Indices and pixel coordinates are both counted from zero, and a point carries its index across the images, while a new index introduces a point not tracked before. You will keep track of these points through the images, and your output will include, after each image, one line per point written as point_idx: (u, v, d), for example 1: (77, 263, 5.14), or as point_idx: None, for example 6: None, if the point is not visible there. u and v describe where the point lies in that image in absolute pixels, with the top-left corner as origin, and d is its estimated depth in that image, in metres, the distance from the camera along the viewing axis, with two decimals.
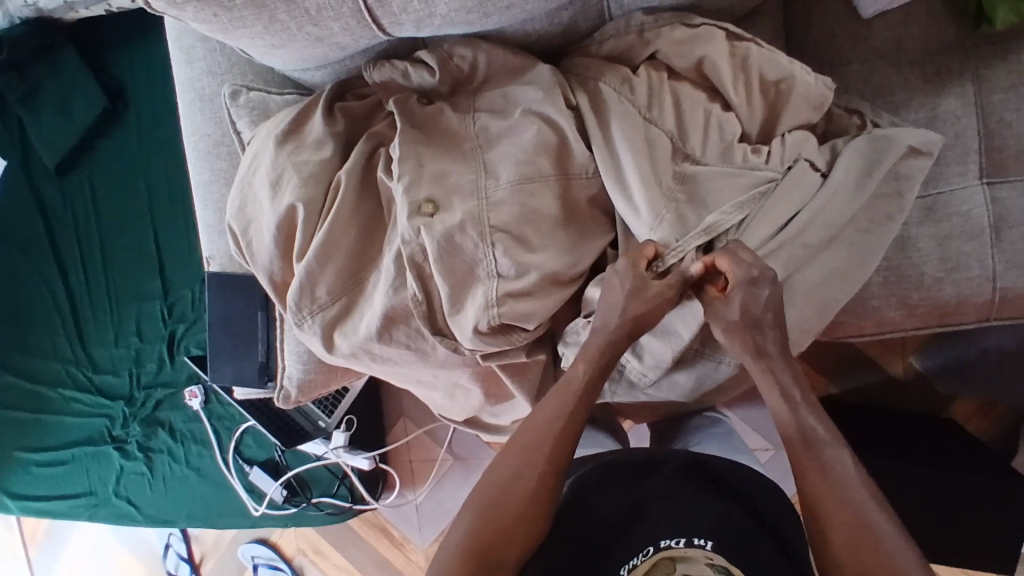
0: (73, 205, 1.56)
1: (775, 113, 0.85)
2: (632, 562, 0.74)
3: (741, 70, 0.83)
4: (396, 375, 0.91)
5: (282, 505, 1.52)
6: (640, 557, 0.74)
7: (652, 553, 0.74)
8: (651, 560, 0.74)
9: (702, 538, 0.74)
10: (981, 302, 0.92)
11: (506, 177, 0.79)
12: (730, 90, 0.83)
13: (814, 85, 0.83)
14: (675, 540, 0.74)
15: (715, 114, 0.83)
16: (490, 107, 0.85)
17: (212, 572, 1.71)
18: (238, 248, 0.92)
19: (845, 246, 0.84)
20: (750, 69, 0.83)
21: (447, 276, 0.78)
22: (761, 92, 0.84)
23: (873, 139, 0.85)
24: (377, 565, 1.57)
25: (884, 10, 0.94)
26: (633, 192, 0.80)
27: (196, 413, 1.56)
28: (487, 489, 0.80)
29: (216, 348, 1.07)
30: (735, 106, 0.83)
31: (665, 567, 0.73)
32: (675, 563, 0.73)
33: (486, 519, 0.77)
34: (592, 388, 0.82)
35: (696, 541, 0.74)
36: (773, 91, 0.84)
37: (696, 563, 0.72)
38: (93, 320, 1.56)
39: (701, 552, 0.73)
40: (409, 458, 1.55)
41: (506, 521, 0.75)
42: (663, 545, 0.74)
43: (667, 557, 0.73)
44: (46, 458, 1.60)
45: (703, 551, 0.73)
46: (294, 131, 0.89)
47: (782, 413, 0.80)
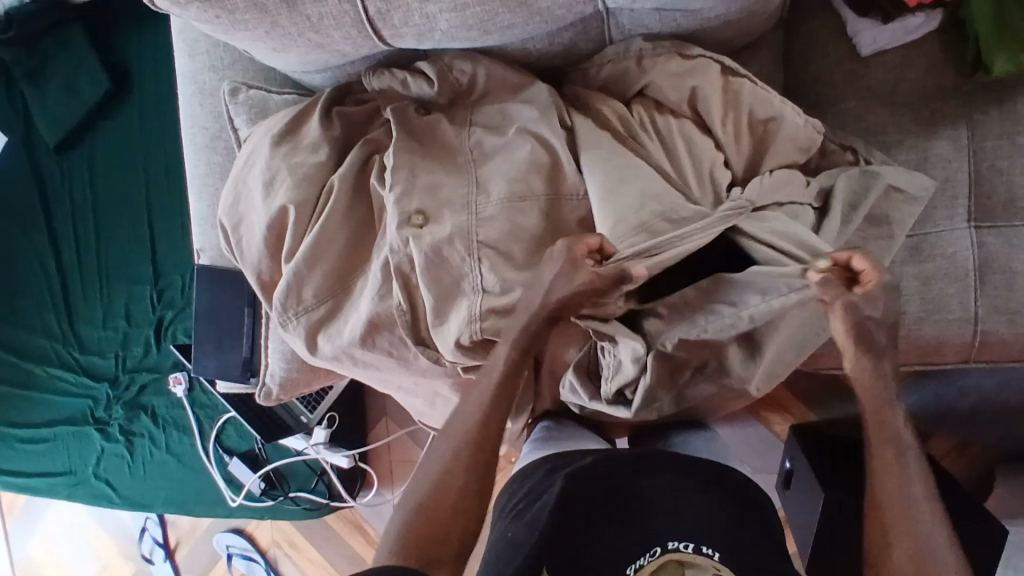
0: (71, 184, 1.57)
1: (762, 151, 0.85)
2: (638, 562, 0.78)
3: (731, 106, 0.83)
4: (376, 379, 0.92)
5: (259, 498, 1.52)
6: (647, 557, 0.79)
7: (658, 555, 0.79)
8: (658, 560, 0.78)
9: (711, 548, 0.78)
10: (960, 343, 0.93)
11: (498, 193, 0.80)
12: (720, 126, 0.82)
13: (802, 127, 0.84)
14: (683, 544, 0.79)
15: (704, 149, 0.83)
16: (486, 122, 0.86)
17: (187, 558, 1.72)
18: (228, 244, 0.92)
19: None
20: (739, 107, 0.83)
21: (432, 288, 0.78)
22: (749, 137, 0.84)
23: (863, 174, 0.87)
24: (352, 561, 1.58)
25: (882, 51, 0.95)
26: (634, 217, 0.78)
27: (178, 400, 1.56)
28: None
29: (201, 340, 1.08)
30: (724, 144, 0.83)
31: (672, 570, 0.78)
32: (682, 567, 0.78)
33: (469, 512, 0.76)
34: None
35: (704, 548, 0.78)
36: (761, 130, 0.84)
37: (703, 571, 0.77)
38: (83, 300, 1.57)
39: (709, 562, 0.77)
40: (389, 458, 1.55)
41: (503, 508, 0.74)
42: (672, 548, 0.78)
43: (675, 561, 0.78)
44: (29, 434, 1.61)
45: (711, 560, 0.77)
46: (290, 132, 0.89)
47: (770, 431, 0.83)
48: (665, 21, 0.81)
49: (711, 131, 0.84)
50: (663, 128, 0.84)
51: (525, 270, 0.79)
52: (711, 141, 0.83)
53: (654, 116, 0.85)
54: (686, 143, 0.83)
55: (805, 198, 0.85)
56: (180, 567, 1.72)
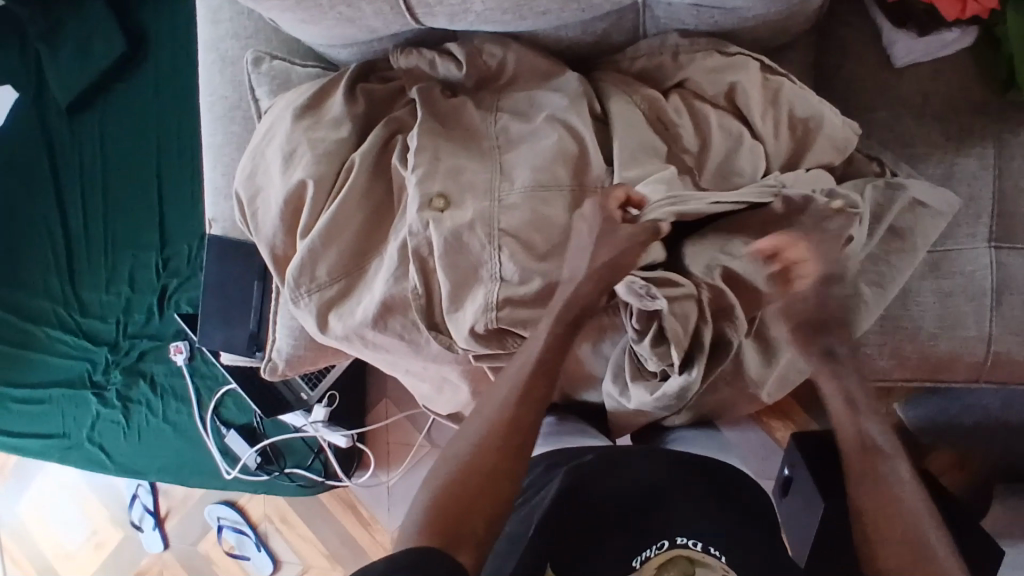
0: (81, 146, 1.57)
1: (801, 149, 0.82)
2: (645, 554, 0.79)
3: (773, 102, 0.80)
4: (385, 362, 0.91)
5: (255, 472, 1.51)
6: (654, 550, 0.79)
7: (666, 548, 0.79)
8: (666, 554, 0.79)
9: (718, 548, 0.78)
10: (973, 362, 0.93)
11: (522, 181, 0.78)
12: (761, 123, 0.80)
13: (840, 129, 0.81)
14: (692, 541, 0.79)
15: (743, 140, 0.80)
16: (514, 109, 0.84)
17: (177, 527, 1.72)
18: (242, 216, 0.91)
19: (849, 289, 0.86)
20: (781, 103, 0.81)
21: (450, 273, 0.77)
22: (788, 131, 0.81)
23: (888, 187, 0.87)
24: (343, 540, 1.58)
25: (916, 62, 0.93)
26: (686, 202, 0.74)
27: (177, 369, 1.55)
28: None
29: (209, 311, 1.07)
30: (763, 136, 0.80)
31: (681, 566, 0.78)
32: (692, 565, 0.78)
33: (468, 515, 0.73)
34: None
35: (713, 549, 0.78)
36: (800, 129, 0.82)
37: (711, 569, 0.77)
38: (88, 263, 1.57)
39: (717, 562, 0.78)
40: (386, 439, 1.55)
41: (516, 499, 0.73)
42: (680, 543, 0.79)
43: (684, 556, 0.78)
44: (24, 395, 1.60)
45: (719, 561, 0.78)
46: (313, 106, 0.88)
47: None
48: (701, 17, 0.79)
49: (749, 125, 0.81)
50: (700, 119, 0.81)
51: (545, 261, 0.78)
52: (751, 136, 0.80)
53: (692, 105, 0.82)
54: (730, 141, 0.80)
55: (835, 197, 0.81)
56: (169, 535, 1.72)
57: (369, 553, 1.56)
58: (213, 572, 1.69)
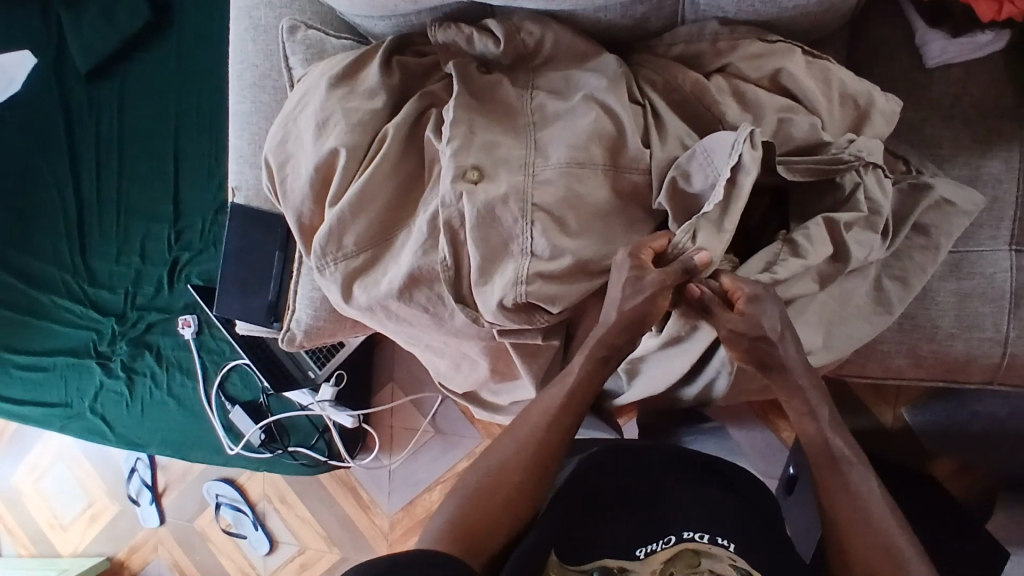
0: (99, 114, 1.57)
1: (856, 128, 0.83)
2: (650, 546, 0.78)
3: (823, 85, 0.81)
4: (405, 335, 0.91)
5: (257, 449, 1.50)
6: (659, 544, 0.78)
7: (673, 543, 0.77)
8: (672, 549, 0.77)
9: (725, 539, 0.78)
10: (988, 364, 0.93)
11: (557, 158, 0.79)
12: (817, 100, 0.80)
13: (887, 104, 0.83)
14: (698, 534, 0.78)
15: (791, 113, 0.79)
16: (550, 87, 0.85)
17: (174, 503, 1.71)
18: (271, 184, 0.91)
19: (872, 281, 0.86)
20: (831, 82, 0.81)
21: (480, 246, 0.78)
22: (841, 103, 0.82)
23: (912, 187, 0.89)
24: (341, 522, 1.58)
25: (947, 64, 0.95)
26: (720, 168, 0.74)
27: (185, 342, 1.53)
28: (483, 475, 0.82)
29: (227, 280, 1.06)
30: (818, 108, 0.80)
31: (688, 559, 0.76)
32: (699, 557, 0.76)
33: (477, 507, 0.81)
34: (588, 385, 0.84)
35: (719, 539, 0.78)
36: (855, 110, 0.82)
37: (720, 561, 0.76)
38: (100, 232, 1.57)
39: (725, 552, 0.76)
40: (390, 422, 1.55)
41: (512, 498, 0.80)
42: (687, 537, 0.77)
43: (690, 549, 0.77)
44: (27, 362, 1.59)
45: (726, 551, 0.77)
46: (348, 76, 0.88)
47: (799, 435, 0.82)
48: (742, 5, 0.80)
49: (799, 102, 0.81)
50: (746, 99, 0.80)
51: (576, 238, 0.78)
52: (803, 111, 0.80)
53: (736, 87, 0.81)
54: (781, 112, 0.80)
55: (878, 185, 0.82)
56: (165, 510, 1.71)
57: (365, 536, 1.56)
58: (208, 550, 1.68)
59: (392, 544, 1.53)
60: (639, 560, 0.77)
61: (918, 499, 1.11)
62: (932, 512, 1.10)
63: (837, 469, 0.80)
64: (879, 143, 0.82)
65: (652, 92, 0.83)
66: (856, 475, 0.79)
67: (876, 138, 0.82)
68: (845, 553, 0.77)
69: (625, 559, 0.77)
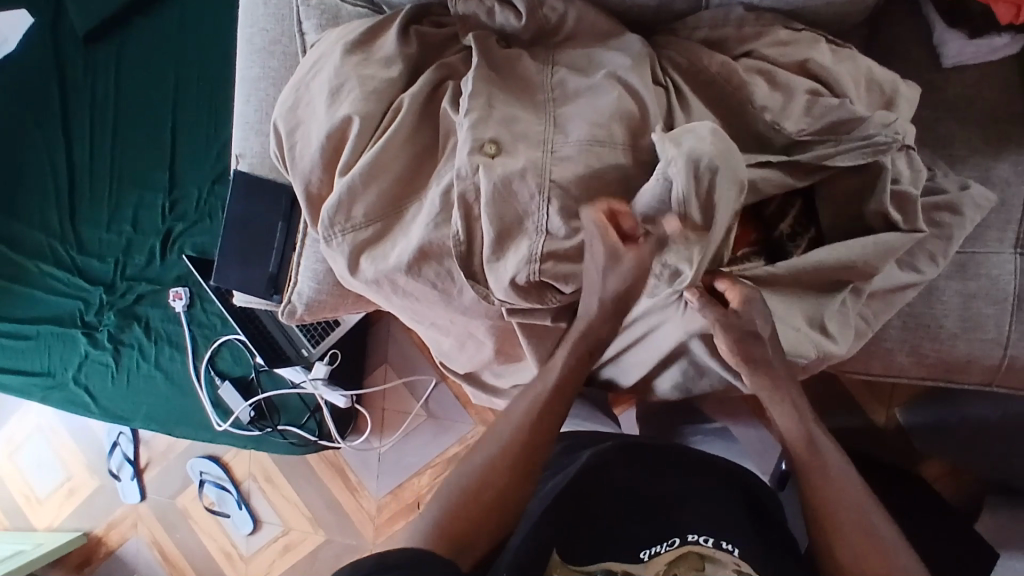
0: (95, 79, 1.53)
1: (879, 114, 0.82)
2: (654, 548, 0.76)
3: (849, 73, 0.81)
4: (411, 312, 0.90)
5: (246, 426, 1.47)
6: (664, 546, 0.76)
7: (677, 545, 0.76)
8: (676, 551, 0.75)
9: (729, 544, 0.76)
10: (988, 365, 0.93)
11: (577, 135, 0.77)
12: (845, 82, 0.80)
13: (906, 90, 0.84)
14: (703, 538, 0.76)
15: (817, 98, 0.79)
16: (571, 64, 0.83)
17: (156, 479, 1.68)
18: (279, 151, 0.89)
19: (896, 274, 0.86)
20: (858, 67, 0.82)
21: (495, 220, 0.76)
22: (868, 88, 0.82)
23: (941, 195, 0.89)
24: (328, 504, 1.56)
25: (963, 64, 0.95)
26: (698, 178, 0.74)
27: (175, 315, 1.50)
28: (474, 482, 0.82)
29: (227, 251, 1.04)
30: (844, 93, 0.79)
31: (692, 561, 0.74)
32: (703, 561, 0.74)
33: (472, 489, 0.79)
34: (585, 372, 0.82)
35: (723, 544, 0.76)
36: (883, 97, 0.82)
37: (723, 566, 0.73)
38: (91, 200, 1.53)
39: (729, 557, 0.74)
40: (382, 404, 1.53)
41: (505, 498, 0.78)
42: (691, 540, 0.76)
43: (695, 553, 0.75)
44: (11, 330, 1.55)
45: (731, 556, 0.75)
46: (365, 43, 0.86)
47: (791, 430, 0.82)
48: None
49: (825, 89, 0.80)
50: (771, 83, 0.80)
51: None
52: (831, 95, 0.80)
53: (760, 70, 0.81)
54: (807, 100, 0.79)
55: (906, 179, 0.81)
56: (146, 487, 1.68)
57: (353, 519, 1.54)
58: (189, 528, 1.65)
59: (378, 527, 1.52)
60: (643, 563, 0.75)
61: (913, 500, 1.10)
62: (925, 515, 1.08)
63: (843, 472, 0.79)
64: (911, 125, 0.81)
65: (675, 74, 0.82)
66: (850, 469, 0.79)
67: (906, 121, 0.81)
68: None
69: (629, 563, 0.75)
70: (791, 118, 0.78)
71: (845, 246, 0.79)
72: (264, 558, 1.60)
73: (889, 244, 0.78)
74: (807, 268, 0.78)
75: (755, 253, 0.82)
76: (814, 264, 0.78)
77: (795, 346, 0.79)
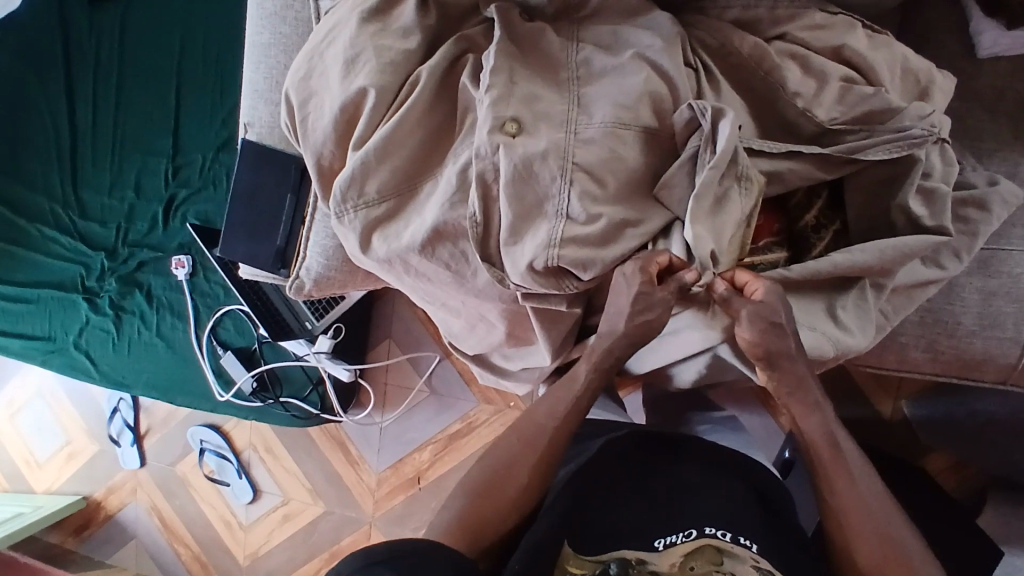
0: (98, 37, 1.49)
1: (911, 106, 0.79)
2: (670, 538, 0.75)
3: (884, 62, 0.78)
4: (422, 292, 0.88)
5: (248, 398, 1.45)
6: (680, 537, 0.75)
7: (693, 537, 0.75)
8: (693, 543, 0.74)
9: (747, 539, 0.75)
10: (1004, 365, 0.92)
11: (600, 116, 0.75)
12: (880, 71, 0.77)
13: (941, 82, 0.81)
14: (720, 532, 0.75)
15: (851, 87, 0.76)
16: (597, 41, 0.80)
17: (156, 446, 1.67)
18: (290, 122, 0.86)
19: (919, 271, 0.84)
20: (894, 56, 0.79)
21: (513, 203, 0.74)
22: (902, 78, 0.79)
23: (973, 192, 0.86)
24: (328, 476, 1.56)
25: (998, 55, 0.92)
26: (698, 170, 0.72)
27: (177, 284, 1.48)
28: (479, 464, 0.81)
29: (235, 222, 1.02)
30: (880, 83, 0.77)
31: (709, 556, 0.73)
32: (721, 555, 0.73)
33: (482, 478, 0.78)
34: (596, 360, 0.81)
35: (741, 539, 0.75)
36: (918, 87, 0.80)
37: (742, 562, 0.72)
38: (93, 163, 1.50)
39: (747, 553, 0.74)
40: (385, 379, 1.52)
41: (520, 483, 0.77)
42: (709, 533, 0.75)
43: (712, 546, 0.74)
44: (11, 293, 1.53)
45: (749, 551, 0.74)
46: (382, 12, 0.83)
47: (805, 426, 0.80)
48: None
49: (859, 79, 0.78)
50: (804, 68, 0.77)
51: (614, 203, 0.75)
52: (865, 83, 0.77)
53: (793, 55, 0.78)
54: (839, 88, 0.76)
55: (937, 175, 0.79)
56: (147, 454, 1.68)
57: (352, 492, 1.54)
58: (188, 496, 1.65)
59: (378, 501, 1.52)
60: (658, 552, 0.74)
61: (919, 494, 1.09)
62: (927, 508, 1.08)
63: (854, 470, 0.78)
64: (946, 117, 0.79)
65: (704, 55, 0.79)
66: (861, 465, 0.78)
67: (940, 113, 0.78)
68: (848, 548, 0.76)
69: (644, 551, 0.74)
70: (823, 106, 0.76)
71: (858, 251, 0.76)
72: (263, 528, 1.60)
73: (905, 248, 0.75)
74: (818, 274, 0.76)
75: (777, 244, 0.80)
76: (826, 269, 0.76)
77: (812, 346, 0.77)
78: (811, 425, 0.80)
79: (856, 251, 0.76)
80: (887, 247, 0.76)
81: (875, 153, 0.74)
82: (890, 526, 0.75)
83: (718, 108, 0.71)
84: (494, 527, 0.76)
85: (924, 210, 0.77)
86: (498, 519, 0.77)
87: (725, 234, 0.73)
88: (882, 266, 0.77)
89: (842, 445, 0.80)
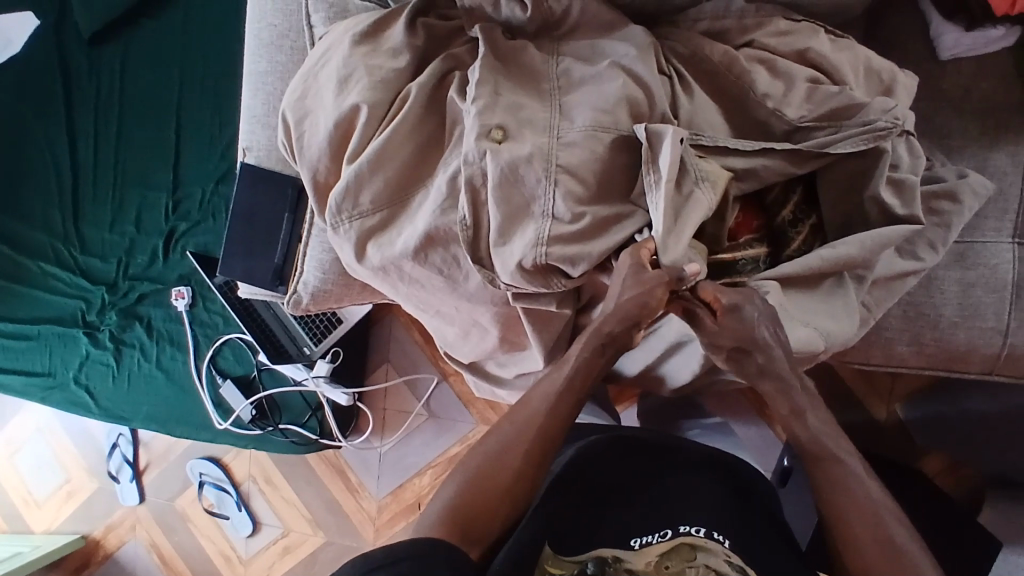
0: (99, 79, 1.54)
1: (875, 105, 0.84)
2: (646, 538, 0.78)
3: (847, 65, 0.83)
4: (416, 302, 0.91)
5: (247, 426, 1.46)
6: (656, 537, 0.78)
7: (669, 537, 0.78)
8: (669, 543, 0.77)
9: (721, 535, 0.78)
10: (988, 354, 0.94)
11: (581, 121, 0.79)
12: (843, 71, 0.82)
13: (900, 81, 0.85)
14: (695, 528, 0.78)
15: (818, 88, 0.81)
16: (577, 54, 0.85)
17: (155, 481, 1.67)
18: (288, 140, 0.90)
19: (898, 265, 0.87)
20: (855, 58, 0.84)
21: (501, 205, 0.77)
22: (866, 77, 0.84)
23: (944, 186, 0.90)
24: (329, 506, 1.55)
25: (959, 57, 0.97)
26: (650, 181, 0.76)
27: (177, 315, 1.50)
28: (476, 465, 0.82)
29: (234, 242, 1.06)
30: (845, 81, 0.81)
31: (684, 554, 0.77)
32: (695, 551, 0.77)
33: (478, 483, 0.79)
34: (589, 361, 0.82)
35: (715, 534, 0.78)
36: (881, 87, 0.85)
37: (716, 557, 0.76)
38: (94, 200, 1.54)
39: (720, 548, 0.77)
40: (384, 404, 1.52)
41: (513, 482, 0.78)
42: (685, 531, 0.78)
43: (687, 544, 0.77)
44: (12, 330, 1.55)
45: (722, 546, 0.77)
46: (372, 35, 0.88)
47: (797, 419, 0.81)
48: None
49: (826, 80, 0.82)
50: (774, 71, 0.82)
51: (596, 204, 0.79)
52: (830, 82, 0.82)
53: (761, 59, 0.83)
54: (807, 89, 0.81)
55: (907, 167, 0.83)
56: (146, 489, 1.67)
57: (353, 521, 1.53)
58: (188, 531, 1.64)
59: (378, 528, 1.51)
60: (634, 550, 0.77)
61: (919, 496, 1.09)
62: (925, 507, 1.08)
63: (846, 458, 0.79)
64: (910, 110, 0.83)
65: (678, 63, 0.83)
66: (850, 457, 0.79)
67: (905, 107, 0.83)
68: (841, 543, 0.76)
69: (620, 548, 0.77)
70: (791, 105, 0.81)
71: (841, 244, 0.80)
72: (264, 561, 1.59)
73: (885, 238, 0.79)
74: (804, 271, 0.79)
75: (757, 240, 0.83)
76: (811, 265, 0.79)
77: (806, 342, 0.78)
78: (801, 419, 0.80)
79: (839, 247, 0.79)
80: (866, 238, 0.79)
81: (848, 148, 0.78)
82: (882, 510, 0.76)
83: (658, 129, 0.75)
84: (489, 524, 0.76)
85: (894, 200, 0.81)
86: (487, 515, 0.76)
87: (686, 227, 0.73)
88: (865, 259, 0.80)
89: (834, 438, 0.80)
